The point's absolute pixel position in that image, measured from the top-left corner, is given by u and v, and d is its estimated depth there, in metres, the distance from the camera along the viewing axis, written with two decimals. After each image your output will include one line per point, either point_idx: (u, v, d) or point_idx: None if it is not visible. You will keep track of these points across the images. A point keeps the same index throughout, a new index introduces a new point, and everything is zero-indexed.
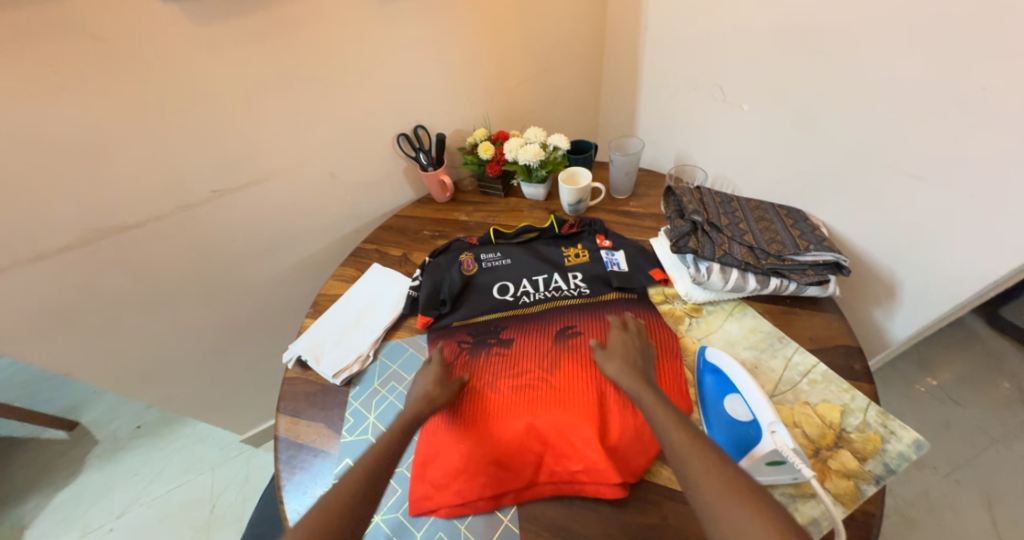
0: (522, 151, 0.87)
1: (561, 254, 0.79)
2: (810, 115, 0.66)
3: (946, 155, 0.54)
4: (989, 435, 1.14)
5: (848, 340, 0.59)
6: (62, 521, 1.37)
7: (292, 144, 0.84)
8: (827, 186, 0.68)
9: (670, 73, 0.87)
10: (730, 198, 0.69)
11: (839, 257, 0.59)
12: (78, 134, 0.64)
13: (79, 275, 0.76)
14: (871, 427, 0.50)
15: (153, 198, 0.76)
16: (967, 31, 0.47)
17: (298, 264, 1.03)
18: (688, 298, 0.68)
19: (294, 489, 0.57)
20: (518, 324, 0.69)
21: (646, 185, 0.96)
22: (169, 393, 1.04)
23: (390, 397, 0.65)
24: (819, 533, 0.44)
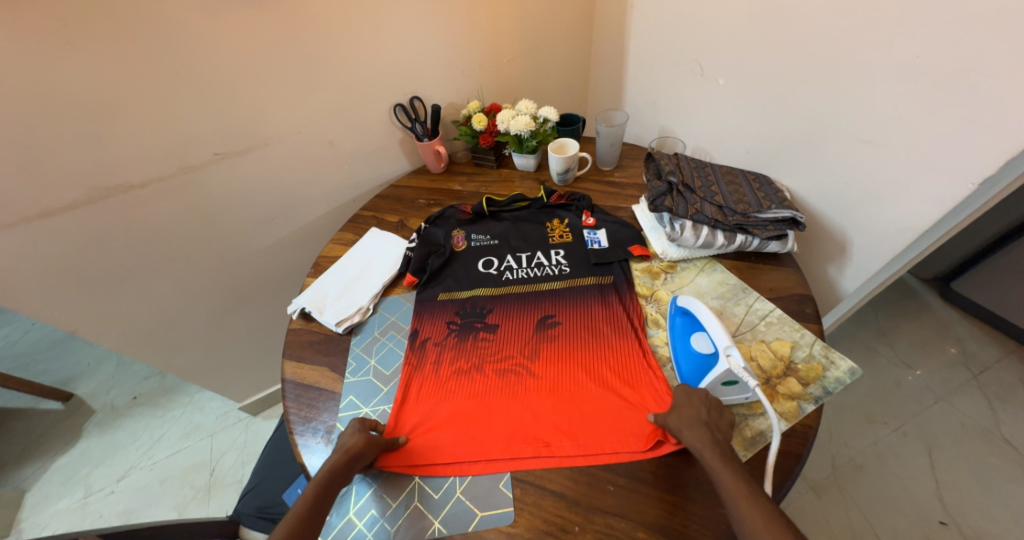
0: (514, 121, 0.91)
1: (547, 233, 0.85)
2: (778, 89, 0.72)
3: (890, 119, 0.60)
4: (934, 393, 1.26)
5: (803, 289, 0.67)
6: (63, 485, 1.41)
7: (291, 110, 0.87)
8: (792, 154, 0.75)
9: (653, 51, 0.93)
10: (704, 164, 0.75)
11: (796, 214, 0.65)
12: (85, 91, 0.67)
13: (86, 233, 0.79)
14: (815, 358, 0.57)
15: (158, 158, 0.79)
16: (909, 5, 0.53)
17: (296, 231, 1.07)
18: (665, 256, 0.75)
19: (303, 421, 0.63)
20: (503, 308, 0.73)
21: (630, 157, 1.02)
22: (171, 355, 1.08)
23: (389, 343, 0.71)
24: (765, 441, 0.51)
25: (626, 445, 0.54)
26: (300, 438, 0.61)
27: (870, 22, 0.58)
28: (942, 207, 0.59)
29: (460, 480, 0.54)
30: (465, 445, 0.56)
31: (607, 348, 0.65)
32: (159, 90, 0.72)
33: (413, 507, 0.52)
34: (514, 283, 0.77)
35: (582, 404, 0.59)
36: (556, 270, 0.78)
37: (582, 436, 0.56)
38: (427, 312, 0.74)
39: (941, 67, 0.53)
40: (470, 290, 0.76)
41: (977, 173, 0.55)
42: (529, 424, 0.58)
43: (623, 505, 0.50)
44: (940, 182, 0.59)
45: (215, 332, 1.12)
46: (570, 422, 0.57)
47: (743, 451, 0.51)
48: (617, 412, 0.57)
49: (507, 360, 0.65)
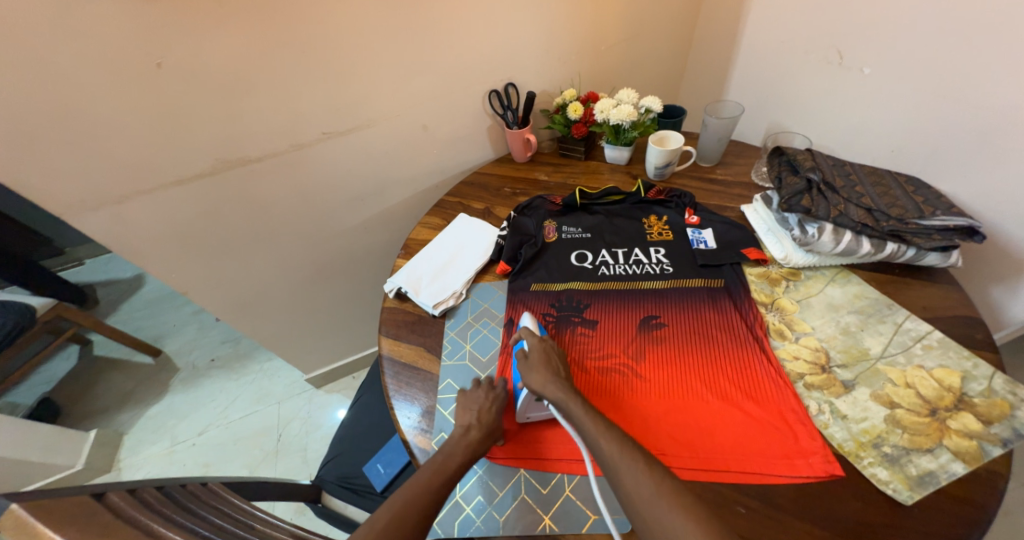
0: (615, 111, 0.86)
1: (645, 229, 0.80)
2: (948, 80, 0.63)
3: None
4: None
5: (967, 310, 0.57)
6: (153, 434, 1.54)
7: (394, 92, 0.87)
8: (958, 158, 0.66)
9: (778, 38, 0.84)
10: (843, 162, 0.66)
11: (972, 222, 0.56)
12: (226, 69, 0.70)
13: (208, 201, 0.84)
14: (997, 393, 0.48)
15: (276, 135, 0.82)
16: None
17: (381, 213, 1.09)
18: (786, 261, 0.67)
19: (402, 398, 0.62)
20: (601, 303, 0.68)
21: (734, 154, 0.94)
22: (258, 323, 1.14)
23: (484, 330, 0.69)
24: (936, 483, 0.44)
25: (758, 467, 0.48)
26: (400, 415, 0.60)
27: None
28: None
29: (567, 478, 0.51)
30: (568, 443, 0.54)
31: (721, 356, 0.59)
32: (283, 67, 0.75)
33: (520, 499, 0.50)
34: (612, 279, 0.72)
35: (697, 414, 0.53)
36: (657, 269, 0.72)
37: (701, 449, 0.50)
38: (520, 302, 0.71)
39: None
40: (562, 283, 0.73)
41: None
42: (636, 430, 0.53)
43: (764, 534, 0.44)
44: None
45: (298, 305, 1.17)
46: (685, 433, 0.52)
47: (906, 492, 0.44)
48: (743, 429, 0.51)
49: (608, 358, 0.61)
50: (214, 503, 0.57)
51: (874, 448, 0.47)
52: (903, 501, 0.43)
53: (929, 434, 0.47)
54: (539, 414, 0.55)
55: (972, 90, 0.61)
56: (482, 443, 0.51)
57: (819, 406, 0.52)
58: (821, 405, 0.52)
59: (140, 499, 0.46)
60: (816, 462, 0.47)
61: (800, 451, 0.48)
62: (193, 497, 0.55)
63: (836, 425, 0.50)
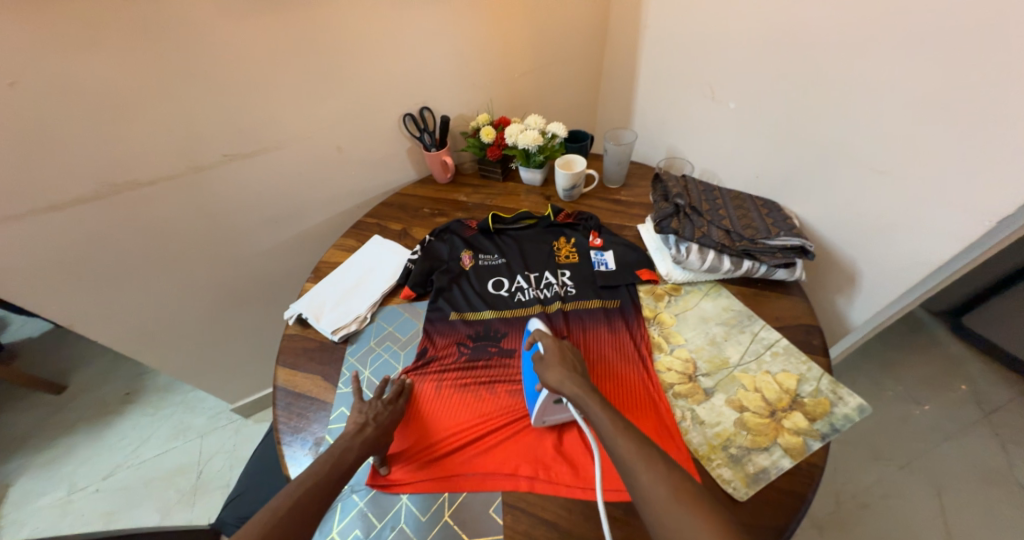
0: (522, 135, 0.90)
1: (554, 250, 0.83)
2: (786, 117, 0.72)
3: (901, 151, 0.59)
4: (943, 432, 1.23)
5: (809, 319, 0.65)
6: (49, 480, 1.40)
7: (299, 114, 0.88)
8: (800, 186, 0.74)
9: (665, 72, 0.92)
10: (712, 187, 0.74)
11: (805, 242, 0.64)
12: (102, 91, 0.68)
13: (92, 228, 0.79)
14: (822, 393, 0.56)
15: (170, 157, 0.80)
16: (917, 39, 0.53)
17: (299, 235, 1.07)
18: (670, 278, 0.73)
19: (292, 432, 0.62)
20: (506, 328, 0.72)
21: (637, 176, 1.01)
22: (167, 353, 1.08)
23: (384, 355, 0.71)
24: (768, 478, 0.49)
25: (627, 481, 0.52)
26: (287, 449, 0.60)
27: (898, 51, 0.55)
28: (957, 242, 0.57)
29: (448, 502, 0.52)
30: (459, 466, 0.55)
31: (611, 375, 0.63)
32: (171, 88, 0.74)
33: (398, 529, 0.51)
34: (525, 305, 0.74)
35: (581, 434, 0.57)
36: (564, 292, 0.75)
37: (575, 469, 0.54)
38: (435, 332, 0.72)
39: (961, 100, 0.52)
40: (486, 313, 0.74)
41: (998, 208, 0.52)
42: (527, 450, 0.56)
43: None
44: (954, 216, 0.57)
45: (212, 332, 1.12)
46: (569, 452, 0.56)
47: (744, 489, 0.49)
48: None
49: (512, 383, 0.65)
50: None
51: (722, 450, 0.53)
52: (738, 498, 0.48)
53: (767, 434, 0.53)
54: (556, 416, 0.57)
55: (804, 127, 0.70)
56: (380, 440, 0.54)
57: (682, 413, 0.57)
58: (684, 413, 0.57)
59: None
60: None
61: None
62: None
63: (694, 430, 0.55)
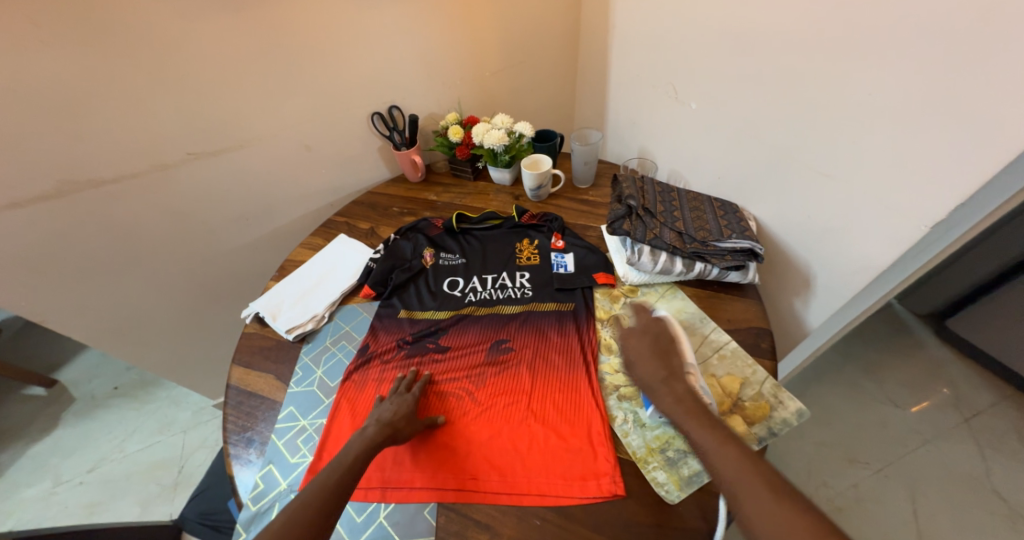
0: (487, 135, 0.90)
1: (516, 252, 0.83)
2: (741, 118, 0.72)
3: (845, 154, 0.59)
4: (922, 436, 1.21)
5: (760, 322, 0.65)
6: (34, 472, 1.41)
7: (264, 113, 0.89)
8: (756, 188, 0.74)
9: (632, 71, 0.92)
10: (670, 189, 0.74)
11: (755, 245, 0.64)
12: (58, 89, 0.69)
13: (56, 225, 0.80)
14: (763, 396, 0.56)
15: (132, 155, 0.81)
16: (855, 40, 0.53)
17: (271, 233, 1.08)
18: (626, 279, 0.72)
19: (239, 432, 0.63)
20: (459, 329, 0.71)
21: (607, 176, 1.00)
22: (143, 351, 1.08)
23: (339, 354, 0.71)
24: (700, 482, 0.50)
25: (554, 489, 0.51)
26: (233, 449, 0.61)
27: (842, 52, 0.55)
28: (896, 247, 0.57)
29: (383, 505, 0.53)
30: (395, 470, 0.55)
31: (555, 379, 0.63)
32: (130, 87, 0.74)
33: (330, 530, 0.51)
34: (476, 305, 0.75)
35: (517, 439, 0.56)
36: (518, 293, 0.75)
37: (509, 473, 0.53)
38: (381, 330, 0.73)
39: (898, 103, 0.52)
40: (432, 312, 0.75)
41: (932, 214, 0.52)
42: (460, 454, 0.56)
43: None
44: (895, 220, 0.57)
45: (187, 328, 1.12)
46: (501, 456, 0.55)
47: (676, 492, 0.50)
48: (551, 451, 0.55)
49: (453, 384, 0.64)
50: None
51: (659, 453, 0.53)
52: (669, 501, 0.49)
53: None
54: None
55: (757, 129, 0.70)
56: (385, 436, 0.53)
57: (624, 416, 0.57)
58: (626, 415, 0.57)
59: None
60: (604, 482, 0.51)
61: (594, 472, 0.52)
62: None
63: (634, 433, 0.55)
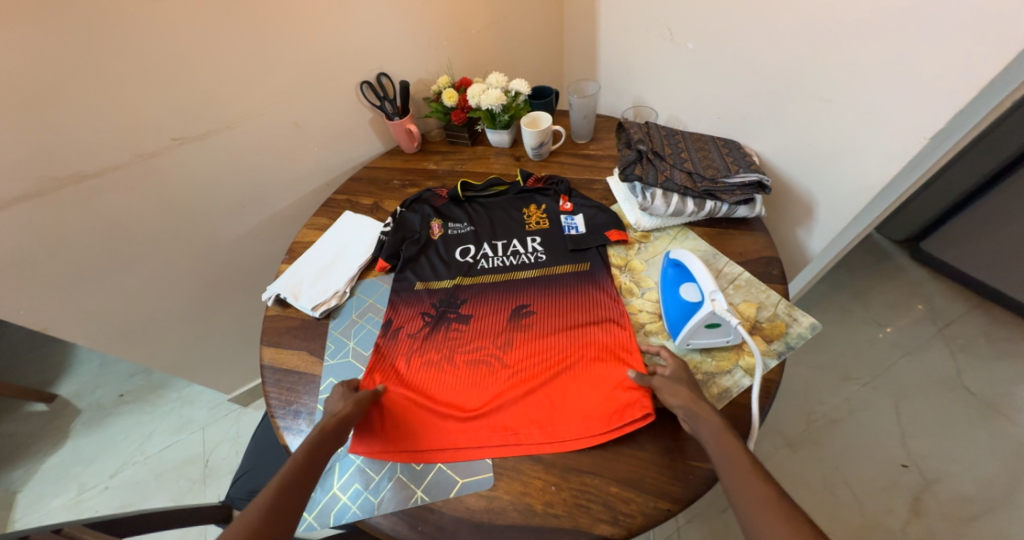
0: (484, 96, 0.88)
1: (524, 218, 0.82)
2: (741, 53, 0.72)
3: (845, 77, 0.61)
4: (903, 348, 1.32)
5: (770, 251, 0.69)
6: (57, 483, 1.42)
7: (248, 90, 0.85)
8: (756, 123, 0.77)
9: (623, 17, 0.91)
10: (674, 132, 0.76)
11: (762, 177, 0.67)
12: (26, 78, 0.64)
13: (43, 227, 0.77)
14: (779, 316, 0.60)
15: (113, 146, 0.77)
16: None
17: (271, 218, 1.07)
18: (638, 226, 0.75)
19: (284, 405, 0.65)
20: (477, 297, 0.72)
21: (605, 129, 1.00)
22: (155, 349, 1.08)
23: (367, 325, 0.73)
24: (730, 396, 0.55)
25: (595, 432, 0.55)
26: (281, 421, 0.63)
27: None
28: (895, 163, 0.61)
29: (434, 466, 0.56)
30: (438, 435, 0.58)
31: (580, 336, 0.65)
32: (101, 71, 0.70)
33: (395, 479, 0.55)
34: (491, 272, 0.75)
35: (553, 394, 0.60)
36: (532, 258, 0.76)
37: (550, 425, 0.57)
38: (402, 303, 0.73)
39: (895, 19, 0.53)
40: (447, 280, 0.75)
41: (931, 125, 0.55)
42: (498, 414, 0.59)
43: (597, 462, 0.53)
44: (894, 137, 0.59)
45: (197, 323, 1.12)
46: (539, 412, 0.58)
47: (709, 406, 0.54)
48: (587, 401, 0.58)
49: (481, 352, 0.66)
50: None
51: None
52: None
53: (730, 358, 0.58)
54: (702, 341, 0.59)
55: (758, 65, 0.71)
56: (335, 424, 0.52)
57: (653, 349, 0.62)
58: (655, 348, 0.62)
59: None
60: (642, 422, 0.55)
61: (631, 414, 0.56)
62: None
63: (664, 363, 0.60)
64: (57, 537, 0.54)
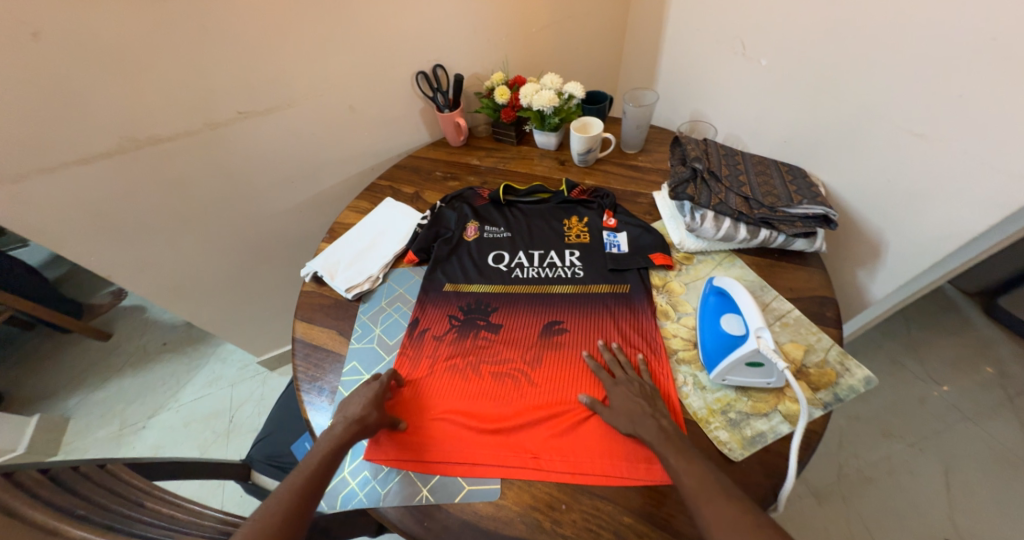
0: (537, 96, 0.87)
1: (564, 229, 0.80)
2: (823, 73, 0.67)
3: (946, 111, 0.55)
4: (960, 413, 1.20)
5: (825, 291, 0.64)
6: (102, 417, 1.54)
7: (312, 71, 0.88)
8: (827, 151, 0.71)
9: (693, 27, 0.87)
10: (734, 152, 0.71)
11: (828, 211, 0.62)
12: (119, 45, 0.69)
13: (117, 183, 0.82)
14: (829, 363, 0.56)
15: (184, 114, 0.82)
16: None
17: (317, 196, 1.10)
18: (682, 247, 0.72)
19: (309, 380, 0.67)
20: (509, 307, 0.70)
21: (657, 141, 0.97)
22: (200, 306, 1.14)
23: (396, 314, 0.74)
24: (764, 442, 0.51)
25: (618, 470, 0.52)
26: (304, 395, 0.65)
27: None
28: (997, 213, 0.54)
29: (445, 478, 0.54)
30: (454, 446, 0.56)
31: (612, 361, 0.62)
32: (182, 44, 0.74)
33: (403, 473, 0.55)
34: (524, 282, 0.74)
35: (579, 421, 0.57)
36: (568, 273, 0.74)
37: (571, 454, 0.54)
38: (430, 303, 0.73)
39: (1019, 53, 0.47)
40: (477, 286, 0.74)
41: None
42: (518, 433, 0.57)
43: (611, 489, 0.51)
44: (997, 184, 0.53)
45: (238, 288, 1.18)
46: (561, 438, 0.55)
47: (739, 449, 0.51)
48: (613, 434, 0.55)
49: (507, 366, 0.64)
50: (110, 486, 0.57)
51: (720, 414, 0.54)
52: (733, 458, 0.51)
53: (768, 401, 0.55)
54: (739, 378, 0.55)
55: (840, 89, 0.65)
56: (353, 432, 0.53)
57: (684, 378, 0.58)
58: (686, 378, 0.58)
59: (37, 498, 0.46)
60: None
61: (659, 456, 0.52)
62: (86, 480, 0.55)
63: (695, 395, 0.56)
64: (103, 472, 0.58)
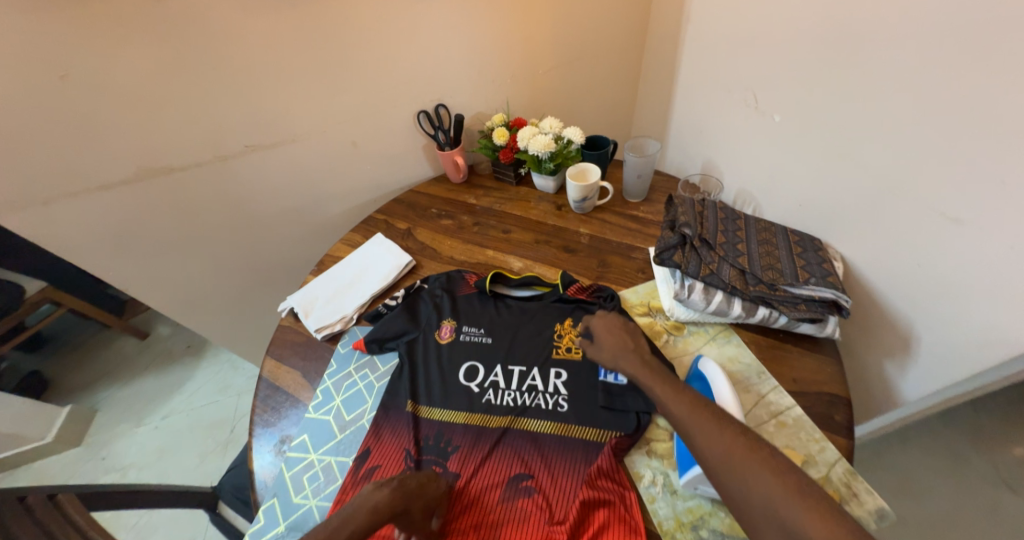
0: (533, 141, 0.84)
1: (554, 338, 0.67)
2: (846, 135, 0.59)
3: (988, 194, 0.46)
4: None
5: (837, 389, 0.54)
6: (122, 414, 1.61)
7: (318, 110, 0.90)
8: (849, 220, 0.62)
9: (706, 74, 0.81)
10: (736, 216, 0.65)
11: (840, 296, 0.54)
12: (137, 86, 0.73)
13: (132, 208, 0.86)
14: (832, 484, 0.46)
15: (196, 146, 0.85)
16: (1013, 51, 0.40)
17: (320, 224, 1.12)
18: (671, 313, 0.64)
19: (264, 427, 0.64)
20: (473, 450, 0.57)
21: (663, 191, 0.90)
22: (206, 324, 1.17)
23: (360, 383, 0.66)
24: None
25: None
26: (255, 442, 0.63)
27: (998, 65, 0.42)
28: None
29: None
30: None
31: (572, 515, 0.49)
32: (195, 84, 0.77)
33: None
34: (496, 411, 0.60)
35: None
36: (551, 403, 0.60)
37: None
38: (384, 430, 0.60)
39: None
40: (442, 412, 0.61)
41: None
42: None
43: None
44: None
45: (243, 307, 1.20)
46: None
47: None
48: None
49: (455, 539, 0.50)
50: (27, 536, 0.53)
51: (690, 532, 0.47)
52: None
53: None
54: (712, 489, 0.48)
55: (863, 155, 0.57)
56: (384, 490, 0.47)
57: (652, 477, 0.52)
58: (655, 476, 0.52)
59: None
60: None
61: None
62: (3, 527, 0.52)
63: (663, 501, 0.50)
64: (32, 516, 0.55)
